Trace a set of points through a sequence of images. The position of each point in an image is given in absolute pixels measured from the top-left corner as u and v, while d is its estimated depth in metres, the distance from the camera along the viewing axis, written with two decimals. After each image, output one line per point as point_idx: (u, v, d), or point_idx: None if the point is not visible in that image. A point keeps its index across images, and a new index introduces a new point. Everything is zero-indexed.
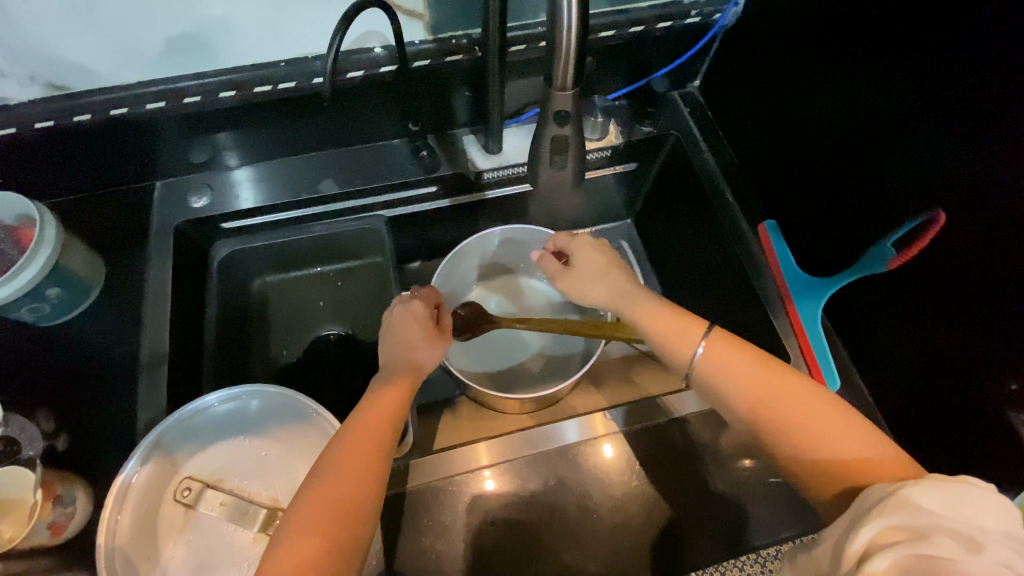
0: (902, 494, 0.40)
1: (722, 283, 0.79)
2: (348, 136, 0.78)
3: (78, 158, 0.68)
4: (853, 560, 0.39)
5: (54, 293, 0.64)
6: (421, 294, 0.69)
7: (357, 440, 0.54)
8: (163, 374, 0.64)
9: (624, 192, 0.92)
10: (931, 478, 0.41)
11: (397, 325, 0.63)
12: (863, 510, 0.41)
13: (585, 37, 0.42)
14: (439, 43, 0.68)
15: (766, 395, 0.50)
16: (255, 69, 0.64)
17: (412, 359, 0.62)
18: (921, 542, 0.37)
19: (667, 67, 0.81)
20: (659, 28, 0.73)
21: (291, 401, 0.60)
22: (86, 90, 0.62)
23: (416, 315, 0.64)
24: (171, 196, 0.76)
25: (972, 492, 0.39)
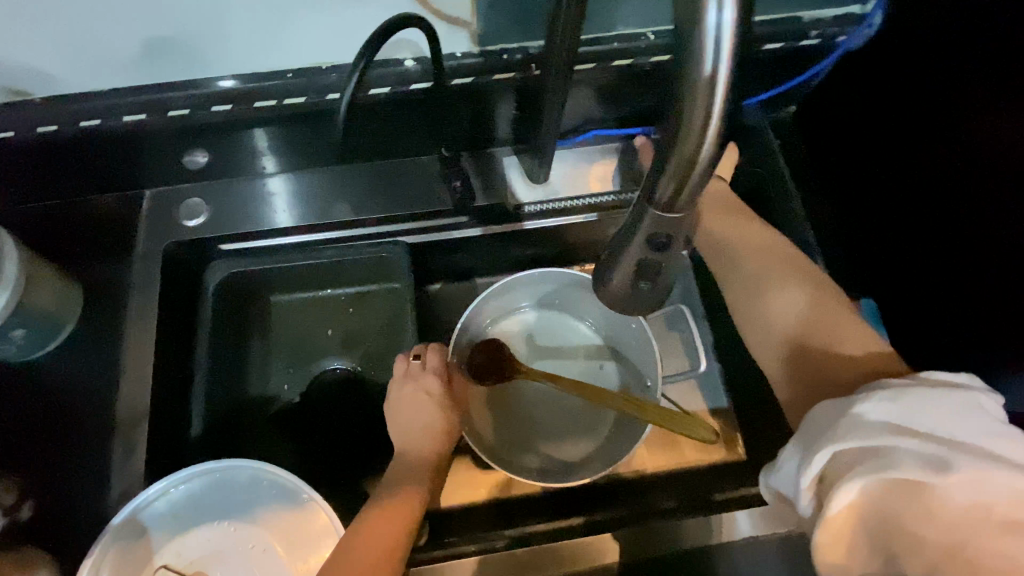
0: (856, 417, 0.39)
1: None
2: (372, 151, 0.67)
3: (57, 168, 0.59)
4: (813, 485, 0.39)
5: (18, 335, 0.56)
6: (430, 349, 0.62)
7: (379, 537, 0.50)
8: (142, 434, 0.57)
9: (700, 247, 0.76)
10: (880, 391, 0.40)
11: (414, 391, 0.60)
12: (816, 428, 0.41)
13: (736, 57, 0.25)
14: (485, 57, 0.56)
15: (755, 259, 0.61)
16: (258, 79, 0.55)
17: (428, 439, 0.59)
18: (886, 465, 0.37)
19: (766, 92, 0.67)
20: (765, 49, 0.59)
21: (284, 484, 0.53)
22: (48, 97, 0.54)
23: (434, 381, 0.60)
24: (161, 210, 0.66)
25: (922, 399, 0.39)
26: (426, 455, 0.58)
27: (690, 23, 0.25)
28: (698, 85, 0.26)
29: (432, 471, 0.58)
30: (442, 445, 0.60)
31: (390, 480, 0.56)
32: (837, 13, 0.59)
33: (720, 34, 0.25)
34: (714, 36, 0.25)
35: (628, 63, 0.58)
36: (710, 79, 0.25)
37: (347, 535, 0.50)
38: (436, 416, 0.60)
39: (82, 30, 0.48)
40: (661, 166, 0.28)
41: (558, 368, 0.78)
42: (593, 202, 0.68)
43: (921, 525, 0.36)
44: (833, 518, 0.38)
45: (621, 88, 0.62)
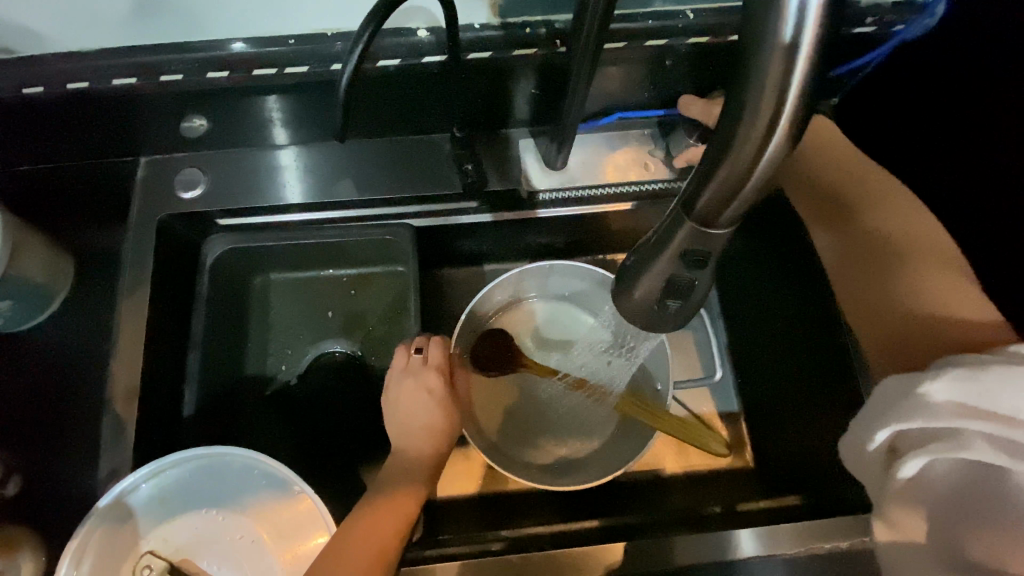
0: (926, 398, 0.37)
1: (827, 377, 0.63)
2: (383, 126, 0.63)
3: (46, 131, 0.56)
4: (881, 454, 0.40)
5: (5, 306, 0.54)
6: (432, 343, 0.60)
7: (375, 530, 0.49)
8: (132, 413, 0.55)
9: (731, 253, 0.71)
10: (958, 365, 0.37)
11: (415, 386, 0.58)
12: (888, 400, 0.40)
13: (812, 47, 0.21)
14: (506, 30, 0.51)
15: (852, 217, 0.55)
16: (259, 44, 0.50)
17: (428, 437, 0.57)
18: (959, 449, 0.36)
19: (853, 63, 0.59)
20: (853, 32, 0.54)
21: (278, 474, 0.51)
22: (35, 55, 0.50)
23: (433, 375, 0.59)
24: (158, 179, 0.62)
25: (1009, 375, 0.35)
26: (428, 453, 0.57)
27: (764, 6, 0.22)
28: (768, 79, 0.22)
29: (431, 471, 0.56)
30: (443, 440, 0.58)
31: (387, 478, 0.55)
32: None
33: (801, 20, 0.21)
34: (794, 20, 0.21)
35: (664, 43, 0.53)
36: (784, 71, 0.22)
37: (339, 533, 0.49)
38: (438, 414, 0.58)
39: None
40: (709, 172, 0.25)
41: (565, 363, 0.75)
42: (618, 191, 0.64)
43: (991, 500, 0.37)
44: (901, 486, 0.39)
45: (654, 70, 0.57)
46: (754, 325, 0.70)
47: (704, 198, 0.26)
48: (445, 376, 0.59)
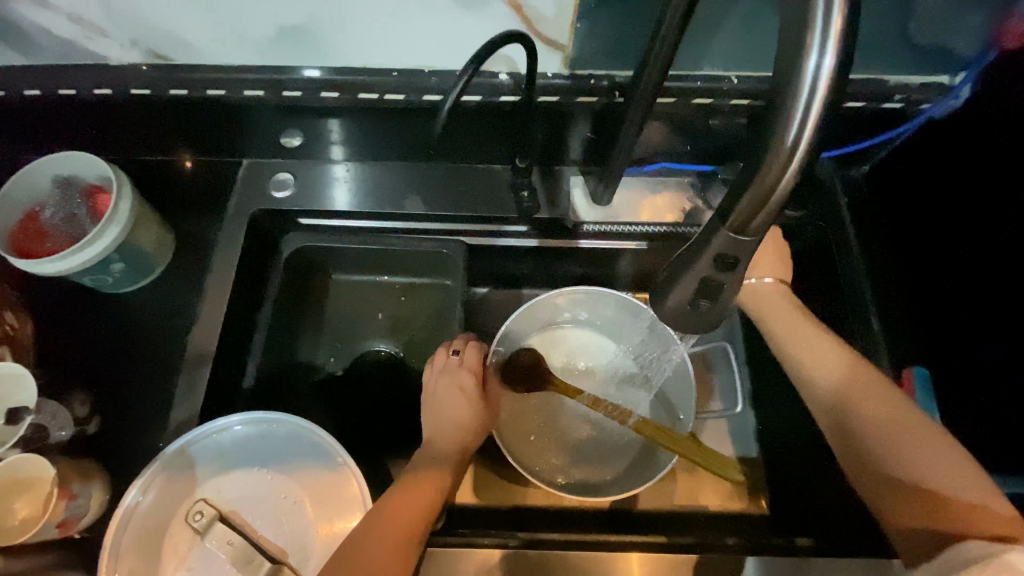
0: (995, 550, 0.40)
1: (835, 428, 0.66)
2: (448, 154, 0.72)
3: (175, 127, 0.66)
4: None
5: (118, 268, 0.62)
6: (468, 345, 0.66)
7: (404, 508, 0.53)
8: (204, 374, 0.61)
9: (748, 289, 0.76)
10: None
11: (450, 384, 0.63)
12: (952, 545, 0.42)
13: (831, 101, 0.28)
14: (574, 80, 0.58)
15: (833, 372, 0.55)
16: (366, 73, 0.58)
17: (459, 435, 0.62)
18: None
19: (852, 146, 0.66)
20: (882, 108, 0.59)
21: (329, 447, 0.56)
22: (186, 63, 0.58)
23: (466, 377, 0.64)
24: (255, 179, 0.73)
25: None
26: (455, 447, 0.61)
27: (791, 76, 0.28)
28: (789, 124, 0.28)
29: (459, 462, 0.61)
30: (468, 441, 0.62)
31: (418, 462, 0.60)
32: (925, 79, 0.58)
33: (813, 86, 0.28)
34: (808, 81, 0.27)
35: (708, 102, 0.60)
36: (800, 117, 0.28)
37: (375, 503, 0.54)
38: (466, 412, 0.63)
39: (215, 9, 0.51)
40: (741, 191, 0.31)
41: (590, 386, 0.79)
42: (650, 230, 0.70)
43: None
44: None
45: (699, 124, 0.64)
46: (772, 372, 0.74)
47: (736, 211, 0.31)
48: (478, 377, 0.64)
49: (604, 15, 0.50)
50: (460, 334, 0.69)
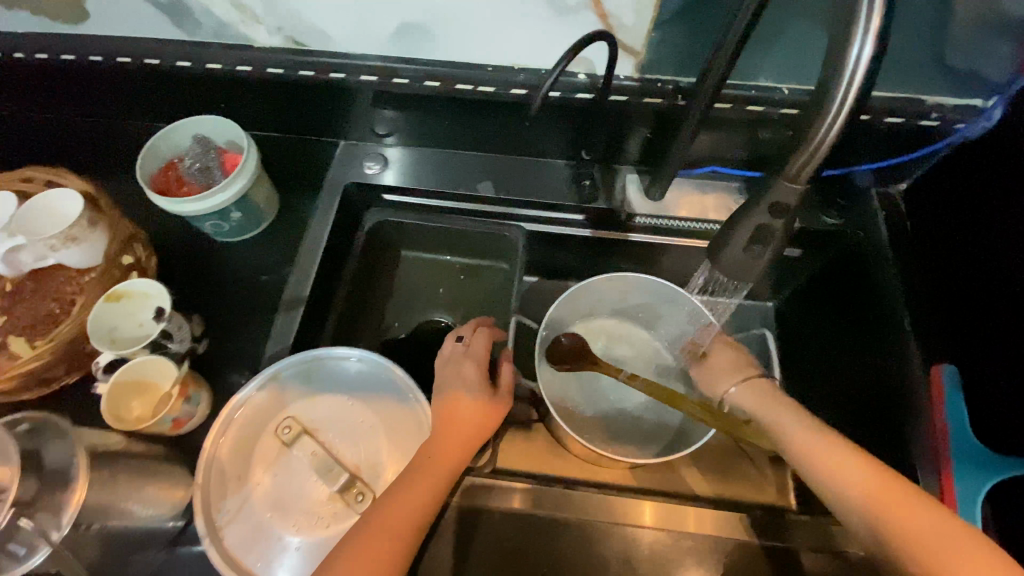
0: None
1: (855, 413, 0.73)
2: (519, 148, 0.81)
3: (293, 106, 0.78)
4: None
5: (236, 216, 0.72)
6: (475, 333, 0.67)
7: (411, 495, 0.55)
8: (298, 315, 0.70)
9: (772, 278, 0.85)
10: None
11: (454, 370, 0.63)
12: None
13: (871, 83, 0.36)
14: (644, 83, 0.66)
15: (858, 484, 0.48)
16: (464, 67, 0.67)
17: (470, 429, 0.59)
18: None
19: (879, 162, 0.73)
20: (920, 125, 0.66)
21: (402, 385, 0.63)
22: (317, 49, 0.68)
23: (468, 364, 0.63)
24: (349, 158, 0.84)
25: None
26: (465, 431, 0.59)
27: (841, 61, 0.36)
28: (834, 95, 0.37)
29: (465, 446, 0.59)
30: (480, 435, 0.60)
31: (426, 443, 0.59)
32: (960, 103, 0.64)
33: (857, 62, 0.35)
34: (853, 62, 0.35)
35: (761, 110, 0.66)
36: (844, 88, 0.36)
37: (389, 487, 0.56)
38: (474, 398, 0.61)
39: (353, 6, 0.62)
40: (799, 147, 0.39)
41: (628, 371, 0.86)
42: (696, 228, 0.78)
43: None
44: None
45: (749, 132, 0.71)
46: (818, 368, 0.80)
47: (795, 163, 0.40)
48: (480, 365, 0.63)
49: (677, 25, 0.58)
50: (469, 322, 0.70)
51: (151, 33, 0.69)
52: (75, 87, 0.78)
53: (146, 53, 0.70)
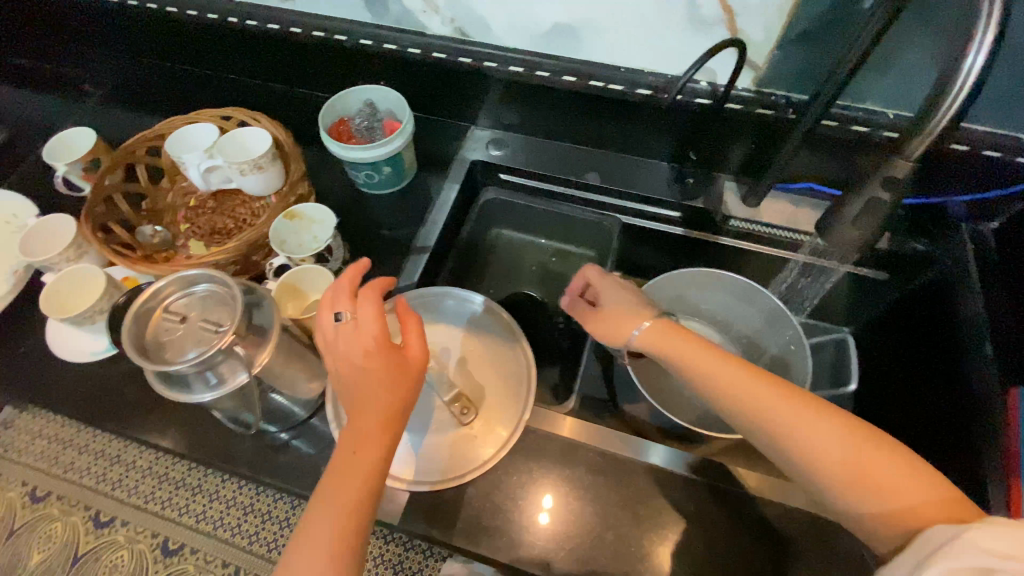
0: (965, 536, 0.41)
1: (933, 426, 0.75)
2: (629, 146, 0.91)
3: (443, 89, 0.92)
4: None
5: (386, 170, 0.86)
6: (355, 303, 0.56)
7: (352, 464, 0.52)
8: (421, 260, 0.86)
9: (859, 299, 0.91)
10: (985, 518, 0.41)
11: (346, 343, 0.54)
12: (928, 546, 0.43)
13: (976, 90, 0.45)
14: (759, 94, 0.75)
15: (807, 430, 0.50)
16: (601, 66, 0.78)
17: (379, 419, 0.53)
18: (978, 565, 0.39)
19: (971, 196, 0.77)
20: (1017, 162, 0.71)
21: (329, 337, 0.56)
22: (478, 39, 0.81)
23: (361, 340, 0.54)
24: (478, 140, 0.97)
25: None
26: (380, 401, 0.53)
27: (954, 72, 0.46)
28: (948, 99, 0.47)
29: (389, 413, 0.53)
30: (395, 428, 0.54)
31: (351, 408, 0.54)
32: None
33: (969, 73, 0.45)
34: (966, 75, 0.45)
35: (865, 130, 0.73)
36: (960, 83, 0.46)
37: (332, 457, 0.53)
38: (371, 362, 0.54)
39: (519, 7, 0.74)
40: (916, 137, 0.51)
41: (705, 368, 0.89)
42: (787, 236, 0.84)
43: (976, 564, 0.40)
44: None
45: (845, 155, 0.78)
46: (903, 392, 0.82)
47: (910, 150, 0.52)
48: (377, 339, 0.54)
49: (799, 47, 0.68)
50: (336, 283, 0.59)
51: (344, 13, 0.84)
52: (267, 54, 0.94)
53: (336, 30, 0.85)
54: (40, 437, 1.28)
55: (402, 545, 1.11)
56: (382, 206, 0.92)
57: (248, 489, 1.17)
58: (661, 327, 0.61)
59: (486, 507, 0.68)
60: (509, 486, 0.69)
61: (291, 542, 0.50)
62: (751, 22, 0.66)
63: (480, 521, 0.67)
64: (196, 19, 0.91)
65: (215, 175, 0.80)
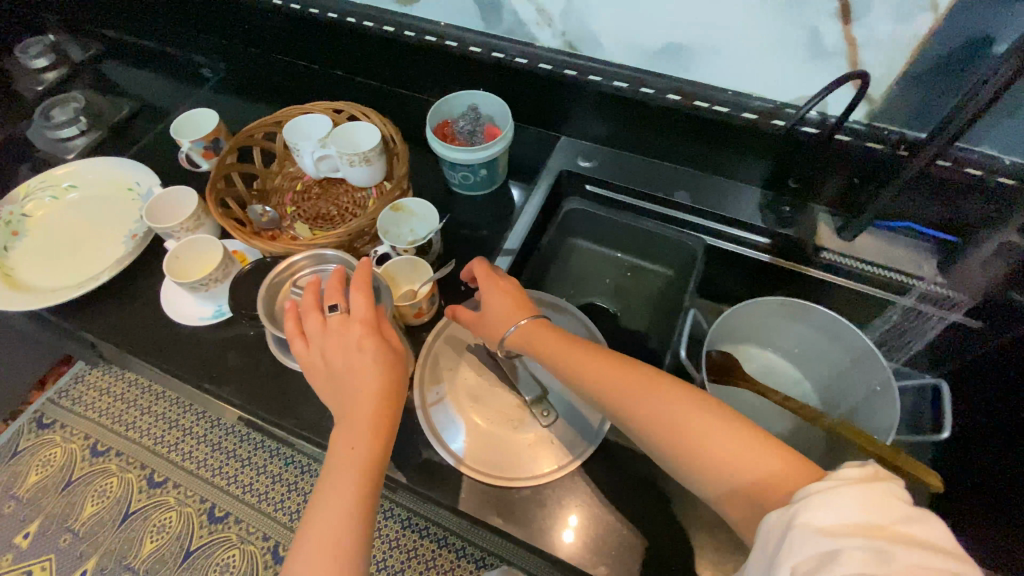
0: (801, 523, 0.40)
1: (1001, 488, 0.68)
2: (722, 169, 0.91)
3: (542, 99, 0.95)
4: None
5: (482, 173, 0.89)
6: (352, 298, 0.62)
7: (352, 453, 0.54)
8: (506, 262, 0.89)
9: None
10: (813, 491, 0.42)
11: (347, 336, 0.60)
12: (770, 538, 0.42)
13: None
14: (869, 128, 0.74)
15: (649, 413, 0.56)
16: (709, 88, 0.79)
17: (370, 403, 0.56)
18: (829, 554, 0.38)
19: None
20: None
21: (325, 331, 0.61)
22: (587, 54, 0.84)
23: (355, 328, 0.60)
24: (569, 151, 0.99)
25: (857, 492, 0.40)
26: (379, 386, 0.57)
27: None
28: None
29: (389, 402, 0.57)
30: (388, 410, 0.57)
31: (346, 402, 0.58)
32: None
33: None
34: None
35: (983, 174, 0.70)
36: None
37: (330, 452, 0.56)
38: (368, 348, 0.59)
39: (634, 25, 0.76)
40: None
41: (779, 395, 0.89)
42: (883, 274, 0.81)
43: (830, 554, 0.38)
44: None
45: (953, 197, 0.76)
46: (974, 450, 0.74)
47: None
48: (368, 328, 0.60)
49: (921, 83, 0.67)
50: (330, 281, 0.65)
51: (459, 21, 0.88)
52: (376, 54, 1.00)
53: (449, 36, 0.90)
54: (107, 393, 1.33)
55: (437, 543, 1.11)
56: (471, 206, 0.96)
57: (293, 468, 1.19)
58: (532, 327, 0.67)
59: (561, 511, 0.68)
60: (582, 492, 0.70)
61: (297, 539, 0.51)
62: (876, 55, 0.66)
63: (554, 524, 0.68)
64: (318, 17, 0.97)
65: (324, 163, 0.85)
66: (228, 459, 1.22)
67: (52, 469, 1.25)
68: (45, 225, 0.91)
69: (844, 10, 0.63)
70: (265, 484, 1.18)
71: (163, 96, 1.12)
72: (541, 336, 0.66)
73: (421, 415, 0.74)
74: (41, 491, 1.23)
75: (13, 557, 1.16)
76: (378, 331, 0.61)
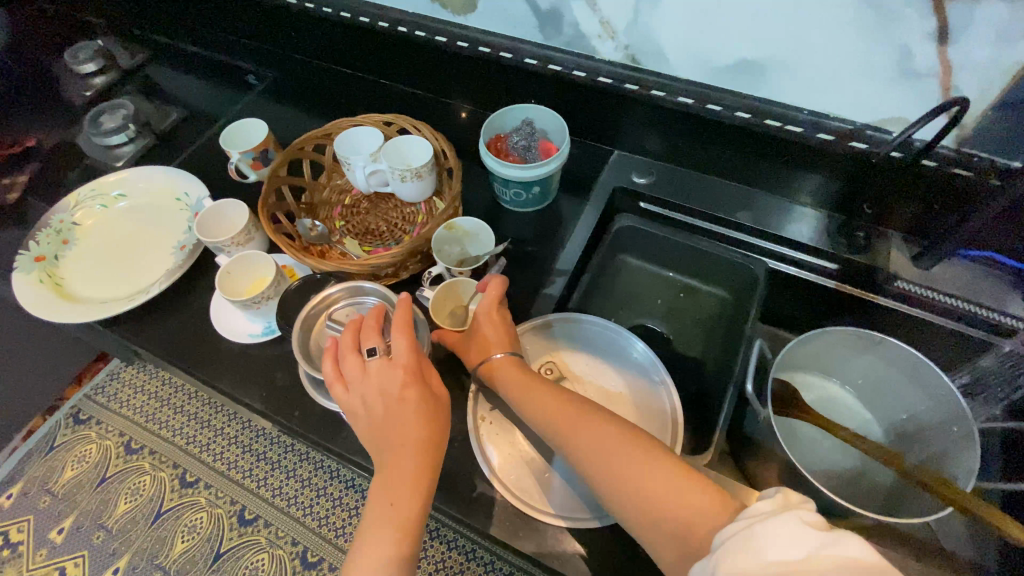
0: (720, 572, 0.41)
1: None
2: (787, 189, 0.87)
3: (598, 113, 0.92)
4: None
5: (536, 190, 0.86)
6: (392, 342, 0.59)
7: (390, 505, 0.52)
8: (558, 282, 0.85)
9: None
10: (729, 538, 0.43)
11: (384, 381, 0.57)
12: None
13: None
14: (959, 153, 0.69)
15: (599, 455, 0.56)
16: (784, 107, 0.75)
17: (414, 458, 0.54)
18: None
19: None
20: None
21: (365, 373, 0.58)
22: (651, 68, 0.80)
23: (396, 374, 0.58)
24: (621, 168, 0.96)
25: (763, 531, 0.41)
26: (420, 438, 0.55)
27: None
28: None
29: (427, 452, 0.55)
30: (431, 464, 0.55)
31: (383, 448, 0.56)
32: None
33: None
34: None
35: None
36: None
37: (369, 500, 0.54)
38: (407, 396, 0.57)
39: (704, 40, 0.72)
40: None
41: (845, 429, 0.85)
42: (965, 307, 0.76)
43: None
44: None
45: None
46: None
47: None
48: (411, 376, 0.58)
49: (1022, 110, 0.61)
50: (371, 316, 0.62)
51: (514, 32, 0.85)
52: (426, 64, 0.97)
53: (503, 48, 0.87)
54: (141, 392, 1.32)
55: (464, 555, 1.03)
56: (521, 222, 0.92)
57: (321, 473, 1.17)
58: (503, 363, 0.67)
59: (618, 549, 0.65)
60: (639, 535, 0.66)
61: None
62: (972, 78, 0.61)
63: (613, 563, 0.64)
64: (368, 26, 0.95)
65: (375, 178, 0.83)
66: (259, 463, 1.20)
67: (87, 465, 1.26)
68: (97, 232, 0.91)
69: (942, 30, 0.59)
70: (294, 488, 1.17)
71: (210, 101, 1.11)
72: (508, 370, 0.67)
73: (473, 439, 0.72)
74: (76, 487, 1.23)
75: (47, 552, 1.17)
76: (419, 379, 0.59)
